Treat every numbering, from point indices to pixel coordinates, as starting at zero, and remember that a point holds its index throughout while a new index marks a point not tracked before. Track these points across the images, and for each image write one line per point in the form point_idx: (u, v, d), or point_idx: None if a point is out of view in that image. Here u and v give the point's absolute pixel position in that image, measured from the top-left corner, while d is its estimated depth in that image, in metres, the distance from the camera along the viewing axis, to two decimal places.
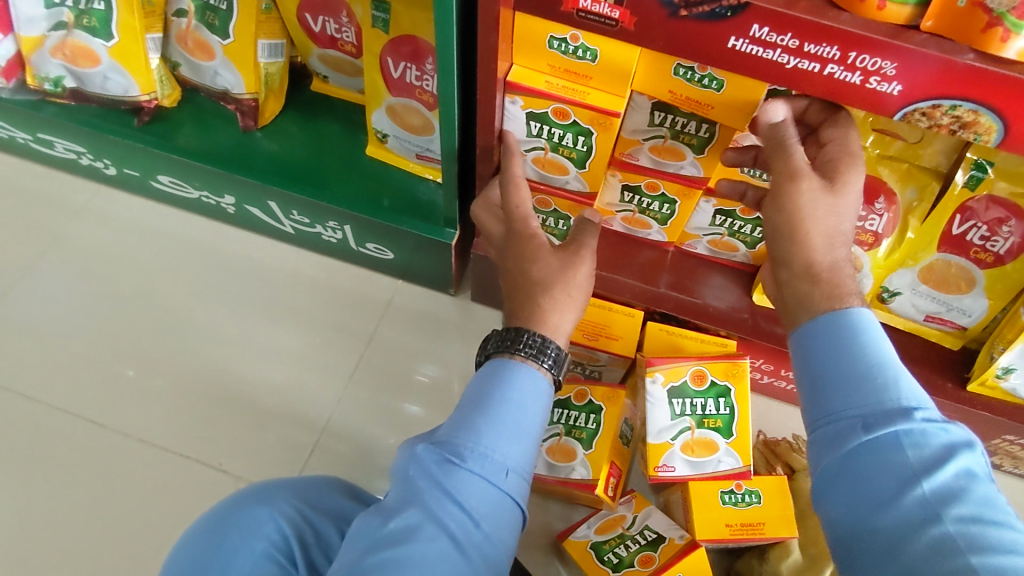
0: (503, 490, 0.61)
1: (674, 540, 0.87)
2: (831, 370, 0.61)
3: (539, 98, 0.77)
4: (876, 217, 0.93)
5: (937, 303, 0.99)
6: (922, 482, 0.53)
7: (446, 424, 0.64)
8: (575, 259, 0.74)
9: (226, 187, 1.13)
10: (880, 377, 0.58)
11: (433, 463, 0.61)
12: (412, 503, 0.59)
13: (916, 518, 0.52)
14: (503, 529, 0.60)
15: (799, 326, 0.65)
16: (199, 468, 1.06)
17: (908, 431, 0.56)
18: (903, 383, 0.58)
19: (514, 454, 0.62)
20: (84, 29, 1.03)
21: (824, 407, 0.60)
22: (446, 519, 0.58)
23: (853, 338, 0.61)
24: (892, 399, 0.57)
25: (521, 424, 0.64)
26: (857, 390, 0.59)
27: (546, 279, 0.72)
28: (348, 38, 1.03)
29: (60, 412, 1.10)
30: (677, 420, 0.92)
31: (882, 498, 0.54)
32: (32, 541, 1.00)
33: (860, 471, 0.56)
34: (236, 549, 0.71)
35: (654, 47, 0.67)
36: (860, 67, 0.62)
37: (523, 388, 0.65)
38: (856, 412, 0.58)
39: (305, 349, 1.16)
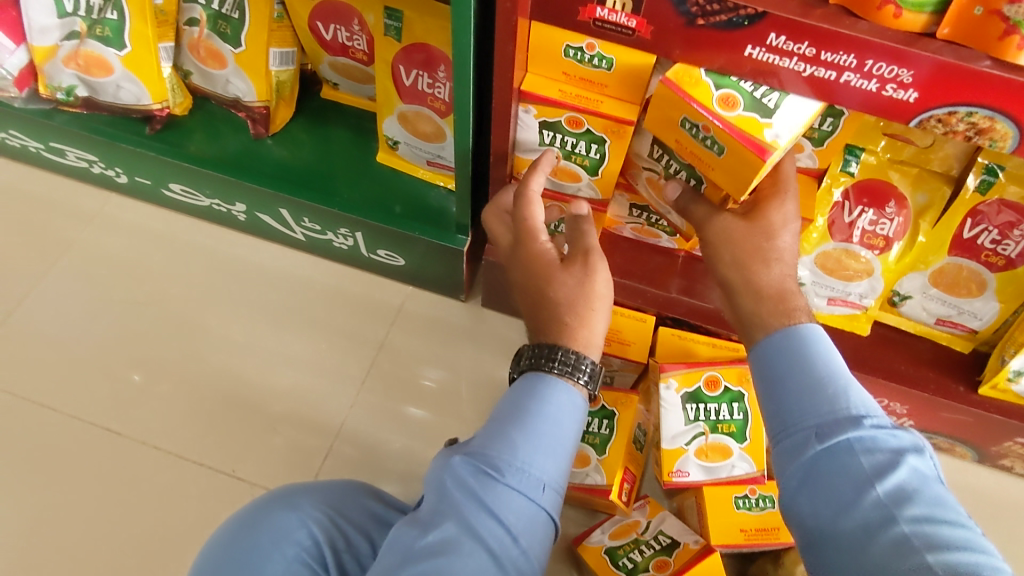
0: (539, 504, 0.61)
1: (689, 545, 0.88)
2: (785, 383, 0.66)
3: (553, 107, 0.77)
4: (886, 221, 0.95)
5: (947, 306, 0.99)
6: (877, 485, 0.58)
7: (481, 436, 0.65)
8: (588, 271, 0.73)
9: (237, 195, 1.14)
10: (832, 387, 0.64)
11: (470, 476, 0.62)
12: (448, 515, 0.60)
13: (875, 520, 0.56)
14: (540, 543, 0.61)
15: (757, 342, 0.70)
16: (212, 475, 1.06)
17: (860, 437, 0.60)
18: (852, 393, 0.63)
19: (550, 468, 0.63)
20: (98, 38, 1.04)
21: (784, 418, 0.65)
22: (485, 533, 0.59)
23: (806, 350, 0.67)
24: (846, 406, 0.62)
25: (555, 438, 0.64)
26: (814, 400, 0.63)
27: (569, 300, 0.72)
28: (359, 46, 1.03)
29: (72, 420, 1.10)
30: (691, 425, 0.92)
31: (844, 503, 0.58)
32: (45, 548, 1.01)
33: (822, 475, 0.60)
34: (270, 557, 0.70)
35: (670, 56, 0.68)
36: (876, 75, 0.63)
37: (555, 402, 0.66)
38: (812, 421, 0.63)
39: (316, 356, 1.17)
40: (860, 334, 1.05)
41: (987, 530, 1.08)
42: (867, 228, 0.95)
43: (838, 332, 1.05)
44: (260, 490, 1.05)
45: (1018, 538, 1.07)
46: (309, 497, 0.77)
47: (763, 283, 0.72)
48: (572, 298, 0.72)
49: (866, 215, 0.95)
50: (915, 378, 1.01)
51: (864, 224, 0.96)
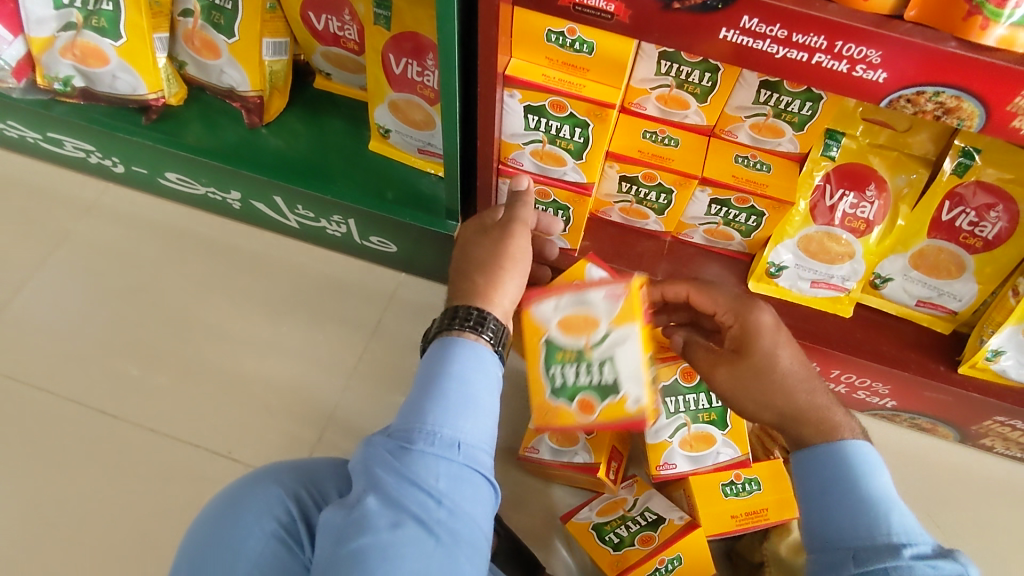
0: (460, 465, 0.60)
1: (674, 520, 0.89)
2: (828, 501, 0.66)
3: (538, 91, 0.79)
4: (867, 204, 0.96)
5: (928, 288, 1.01)
6: None
7: (399, 410, 0.63)
8: (504, 234, 0.74)
9: (232, 183, 1.16)
10: (875, 510, 0.63)
11: (388, 451, 0.61)
12: (372, 492, 0.60)
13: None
14: (470, 500, 0.60)
15: (799, 453, 0.71)
16: (208, 456, 1.09)
17: (897, 567, 0.59)
18: (895, 518, 0.62)
19: (464, 430, 0.61)
20: (93, 29, 1.05)
21: (822, 535, 0.65)
22: (409, 502, 0.59)
23: (849, 467, 0.66)
24: (885, 531, 0.62)
25: (469, 398, 0.62)
26: (855, 520, 0.63)
27: (480, 260, 0.73)
28: (351, 36, 1.05)
29: (70, 404, 1.12)
30: (673, 417, 0.92)
31: None
32: (45, 527, 1.03)
33: None
34: (248, 534, 0.69)
35: (649, 39, 0.70)
36: (846, 56, 0.65)
37: (465, 361, 0.64)
38: (849, 545, 0.63)
39: (310, 341, 1.19)
40: (843, 316, 1.07)
41: (969, 508, 1.10)
42: (848, 211, 0.97)
43: (823, 315, 1.07)
44: None
45: (998, 515, 1.10)
46: (290, 476, 0.76)
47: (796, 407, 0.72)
48: (483, 256, 0.73)
49: (846, 199, 0.97)
50: (896, 359, 1.03)
51: (845, 207, 0.97)
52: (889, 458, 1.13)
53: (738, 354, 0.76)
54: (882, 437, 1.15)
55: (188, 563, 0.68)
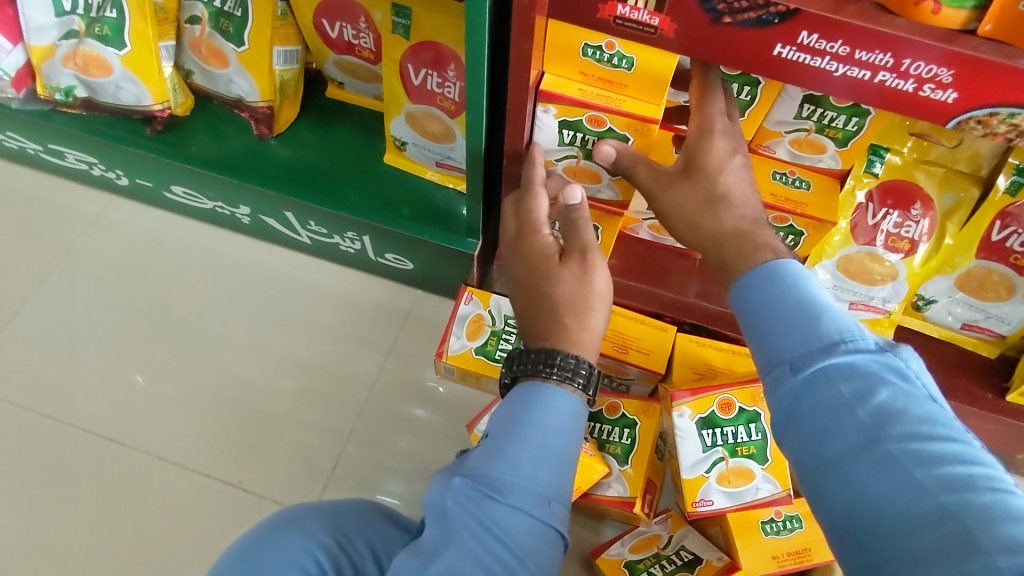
0: (545, 524, 0.58)
1: (712, 561, 0.87)
2: (768, 313, 0.60)
3: (573, 106, 0.73)
4: (912, 223, 0.91)
5: (974, 311, 0.96)
6: (858, 408, 0.53)
7: (480, 454, 0.62)
8: (587, 269, 0.72)
9: (241, 197, 1.11)
10: (809, 313, 0.58)
11: (472, 498, 0.58)
12: (452, 543, 0.56)
13: (860, 444, 0.52)
14: (550, 564, 0.58)
15: (729, 285, 0.65)
16: (219, 486, 1.04)
17: (837, 365, 0.55)
18: (829, 317, 0.58)
19: (553, 483, 0.60)
20: (96, 37, 1.00)
21: (764, 355, 0.59)
22: (492, 559, 0.55)
23: (780, 281, 0.61)
24: (821, 333, 0.57)
25: (558, 451, 0.61)
26: (794, 328, 0.58)
27: (568, 298, 0.71)
28: (366, 44, 1.00)
29: (74, 429, 1.08)
30: (709, 451, 0.87)
31: (829, 431, 0.53)
32: (50, 561, 0.99)
33: (804, 408, 0.55)
34: None
35: (695, 56, 0.65)
36: (914, 75, 0.60)
37: (553, 410, 0.64)
38: (786, 354, 0.57)
39: (322, 362, 1.14)
40: (883, 339, 1.02)
41: None
42: (892, 230, 0.92)
43: None
44: (269, 501, 1.03)
45: None
46: (318, 522, 0.70)
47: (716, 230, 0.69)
48: (572, 296, 0.71)
49: (890, 218, 0.92)
50: (940, 385, 0.98)
51: (889, 227, 0.92)
52: None
53: (681, 171, 0.72)
54: None
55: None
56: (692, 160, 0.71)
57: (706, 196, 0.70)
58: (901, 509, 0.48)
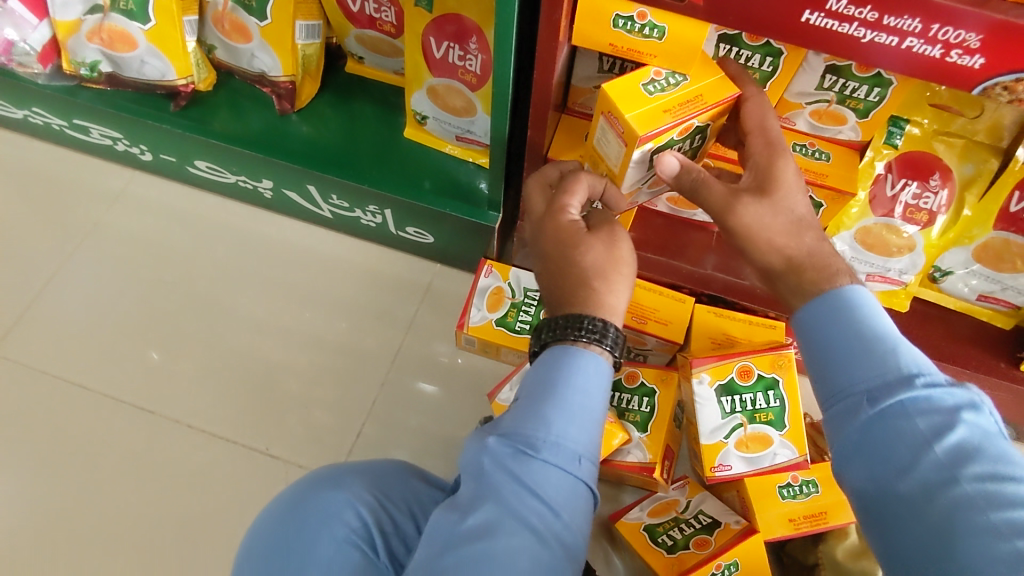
0: (577, 478, 0.59)
1: (730, 525, 0.88)
2: (840, 344, 0.61)
3: (667, 129, 0.70)
4: (931, 195, 0.92)
5: (990, 282, 0.97)
6: (934, 446, 0.54)
7: (514, 413, 0.62)
8: (615, 236, 0.70)
9: (265, 172, 1.12)
10: (884, 346, 0.59)
11: (506, 456, 0.59)
12: (489, 497, 0.58)
13: (935, 481, 0.53)
14: (581, 516, 0.59)
15: (794, 312, 0.66)
16: (247, 453, 1.07)
17: (914, 398, 0.56)
18: (904, 352, 0.58)
19: (584, 439, 0.60)
20: (121, 12, 1.01)
21: (833, 385, 0.60)
22: (528, 514, 0.57)
23: (852, 311, 0.62)
24: (896, 367, 0.57)
25: (589, 410, 0.61)
26: (868, 361, 0.59)
27: (596, 266, 0.68)
28: (387, 18, 1.01)
29: (105, 398, 1.10)
30: (728, 418, 0.89)
31: (902, 465, 0.54)
32: (85, 525, 1.02)
33: (877, 441, 0.56)
34: (319, 539, 0.66)
35: (723, 23, 0.66)
36: (941, 40, 0.61)
37: (584, 370, 0.63)
38: (861, 386, 0.58)
39: (344, 334, 1.16)
40: (899, 310, 1.03)
41: None
42: (911, 202, 0.92)
43: None
44: (295, 467, 1.06)
45: None
46: (357, 481, 0.73)
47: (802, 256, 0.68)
48: (602, 264, 0.68)
49: (909, 188, 0.92)
50: (953, 355, 1.00)
51: (908, 198, 0.92)
52: None
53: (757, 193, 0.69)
54: None
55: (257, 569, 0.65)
56: (766, 179, 0.70)
57: (792, 220, 0.69)
58: (975, 550, 0.49)
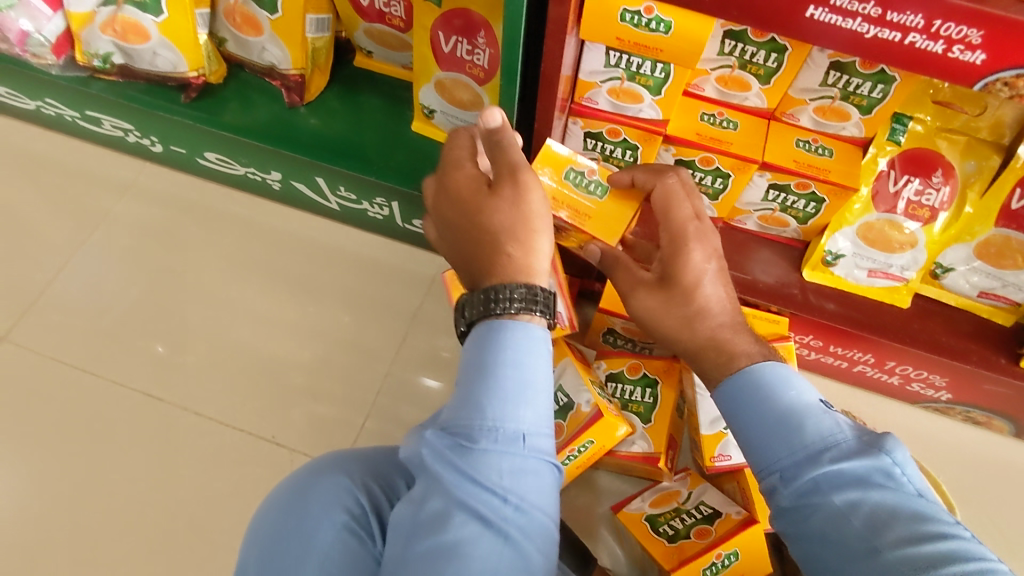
0: (524, 456, 0.59)
1: (731, 515, 0.89)
2: (756, 424, 0.65)
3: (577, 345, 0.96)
4: (933, 191, 0.92)
5: (991, 279, 0.98)
6: (852, 516, 0.57)
7: (453, 404, 0.62)
8: (521, 193, 0.67)
9: (274, 163, 1.14)
10: (791, 423, 0.63)
11: (446, 447, 0.60)
12: (435, 488, 0.59)
13: (857, 549, 0.56)
14: (536, 491, 0.59)
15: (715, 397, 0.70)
16: (253, 441, 1.08)
17: (828, 471, 0.60)
18: (811, 425, 0.63)
19: (525, 419, 0.60)
20: (134, 4, 1.02)
21: (757, 466, 0.64)
22: (473, 500, 0.58)
23: (761, 389, 0.66)
24: (807, 443, 0.62)
25: (524, 384, 0.61)
26: (780, 442, 0.63)
27: (507, 228, 0.67)
28: (397, 12, 1.02)
29: (114, 386, 1.12)
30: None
31: (828, 537, 0.58)
32: (94, 510, 1.03)
33: (803, 519, 0.60)
34: (319, 525, 0.67)
35: (728, 18, 0.67)
36: (944, 36, 0.61)
37: (514, 343, 0.62)
38: (778, 467, 0.62)
39: (351, 325, 1.17)
40: (900, 307, 1.04)
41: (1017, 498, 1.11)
42: (912, 198, 0.93)
43: (877, 305, 1.04)
44: (301, 456, 1.07)
45: None
46: (356, 467, 0.74)
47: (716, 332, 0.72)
48: (508, 222, 0.66)
49: (911, 185, 0.93)
50: (956, 350, 1.00)
51: (910, 194, 0.93)
52: (936, 448, 1.14)
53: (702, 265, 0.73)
54: (930, 427, 1.16)
55: (258, 554, 0.66)
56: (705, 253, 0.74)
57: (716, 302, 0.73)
58: None
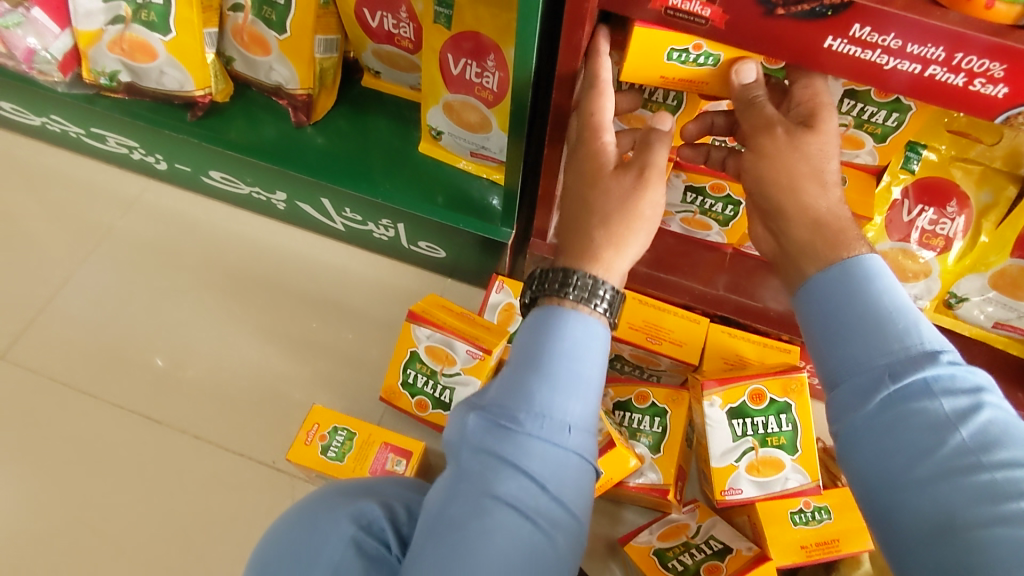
0: (567, 450, 0.56)
1: (741, 551, 0.88)
2: (852, 317, 0.59)
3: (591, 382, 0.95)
4: (947, 220, 0.91)
5: (1009, 311, 0.96)
6: (959, 428, 0.52)
7: (498, 386, 0.59)
8: (639, 185, 0.65)
9: (280, 183, 1.13)
10: (901, 322, 0.58)
11: (486, 432, 0.56)
12: (470, 473, 0.55)
13: (955, 463, 0.51)
14: (575, 486, 0.56)
15: (807, 281, 0.64)
16: (253, 465, 1.06)
17: (937, 376, 0.55)
18: (924, 327, 0.57)
19: (572, 409, 0.57)
20: (142, 23, 1.02)
21: (846, 358, 0.59)
22: (508, 490, 0.54)
23: (866, 281, 0.60)
24: (917, 343, 0.56)
25: (578, 376, 0.58)
26: (882, 337, 0.57)
27: (607, 214, 0.65)
28: (406, 34, 1.02)
29: (111, 406, 1.10)
30: (739, 441, 0.89)
31: (922, 447, 0.53)
32: (88, 536, 1.01)
33: (894, 419, 0.55)
34: (328, 538, 0.64)
35: (744, 47, 0.65)
36: (965, 69, 0.60)
37: (574, 336, 0.59)
38: (881, 361, 0.57)
39: (354, 347, 1.16)
40: None
41: None
42: (926, 227, 0.92)
43: None
44: (301, 481, 1.05)
45: None
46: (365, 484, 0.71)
47: (822, 214, 0.65)
48: (612, 218, 0.65)
49: (926, 214, 0.92)
50: None
51: (924, 223, 0.92)
52: None
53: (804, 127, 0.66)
54: None
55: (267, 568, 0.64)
56: (805, 116, 0.67)
57: (820, 165, 0.65)
58: (1004, 539, 0.46)
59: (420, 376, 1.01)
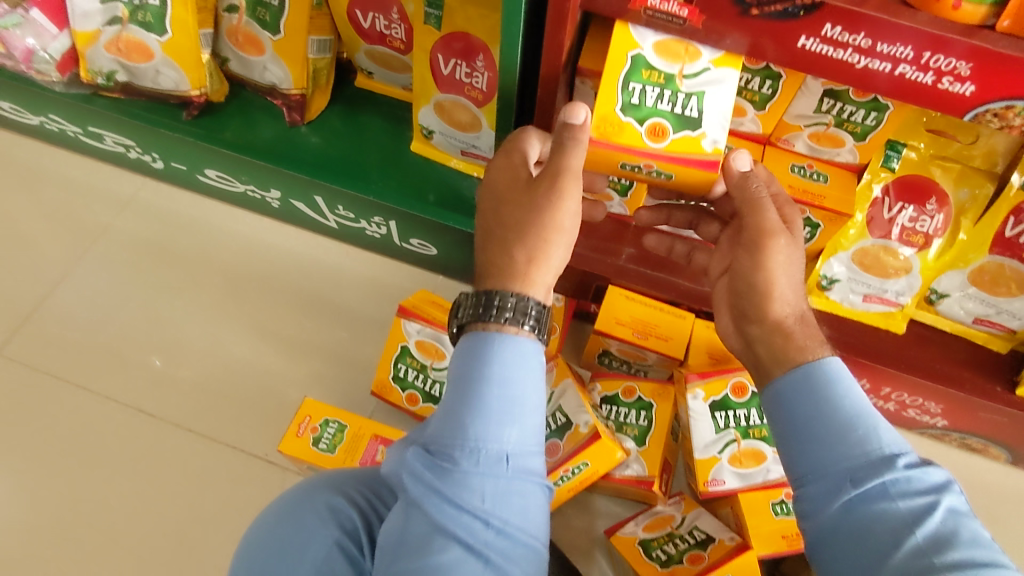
0: (507, 478, 0.59)
1: (724, 541, 0.89)
2: (814, 424, 0.62)
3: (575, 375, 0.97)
4: (927, 218, 0.93)
5: (986, 306, 0.98)
6: (916, 532, 0.55)
7: (437, 422, 0.62)
8: (554, 195, 0.67)
9: (273, 182, 1.15)
10: (861, 427, 0.60)
11: (424, 469, 0.60)
12: (416, 510, 0.59)
13: (914, 568, 0.54)
14: (519, 513, 0.59)
15: (771, 382, 0.67)
16: (246, 459, 1.08)
17: (895, 480, 0.58)
18: (881, 431, 0.60)
19: (509, 439, 0.60)
20: (139, 24, 1.04)
21: (808, 463, 0.61)
22: (453, 524, 0.58)
23: (826, 385, 0.63)
24: (876, 448, 0.59)
25: (511, 402, 0.60)
26: (842, 443, 0.60)
27: (522, 225, 0.67)
28: (397, 34, 1.04)
29: (106, 401, 1.11)
30: (722, 433, 0.91)
31: (882, 551, 0.56)
32: (83, 528, 1.02)
33: (856, 524, 0.57)
34: (311, 539, 0.66)
35: (722, 44, 0.68)
36: (933, 67, 0.62)
37: (504, 360, 0.61)
38: (843, 467, 0.59)
39: (347, 343, 1.17)
40: (895, 332, 1.04)
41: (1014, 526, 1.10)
42: (907, 224, 0.93)
43: (872, 330, 1.04)
44: (292, 474, 1.07)
45: None
46: (350, 481, 0.73)
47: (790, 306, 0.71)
48: (528, 228, 0.67)
49: (906, 212, 0.93)
50: (952, 377, 1.00)
51: (904, 220, 0.94)
52: None
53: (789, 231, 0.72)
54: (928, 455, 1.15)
55: (252, 566, 0.65)
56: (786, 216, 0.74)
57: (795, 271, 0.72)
58: None
59: (411, 371, 1.03)
